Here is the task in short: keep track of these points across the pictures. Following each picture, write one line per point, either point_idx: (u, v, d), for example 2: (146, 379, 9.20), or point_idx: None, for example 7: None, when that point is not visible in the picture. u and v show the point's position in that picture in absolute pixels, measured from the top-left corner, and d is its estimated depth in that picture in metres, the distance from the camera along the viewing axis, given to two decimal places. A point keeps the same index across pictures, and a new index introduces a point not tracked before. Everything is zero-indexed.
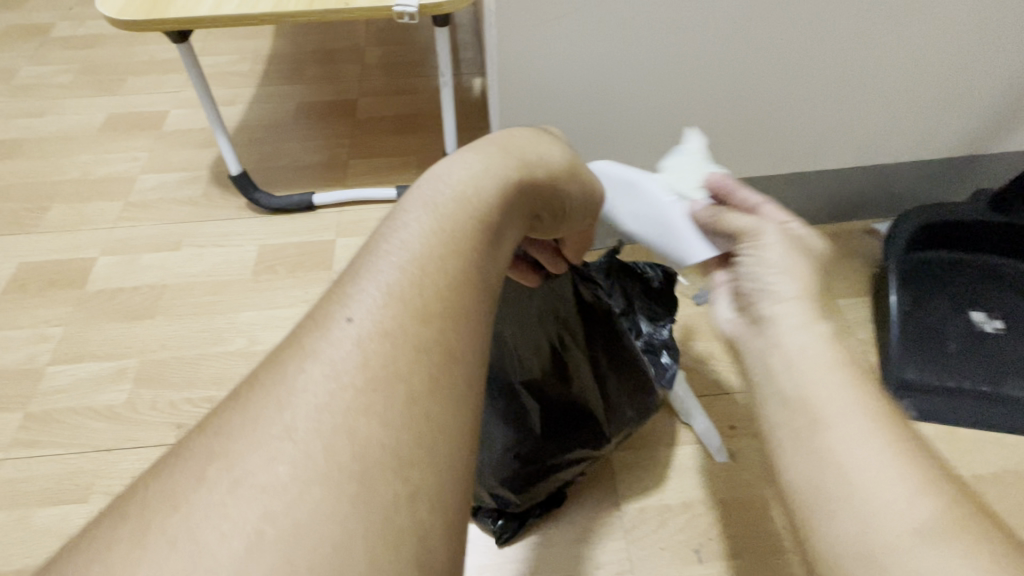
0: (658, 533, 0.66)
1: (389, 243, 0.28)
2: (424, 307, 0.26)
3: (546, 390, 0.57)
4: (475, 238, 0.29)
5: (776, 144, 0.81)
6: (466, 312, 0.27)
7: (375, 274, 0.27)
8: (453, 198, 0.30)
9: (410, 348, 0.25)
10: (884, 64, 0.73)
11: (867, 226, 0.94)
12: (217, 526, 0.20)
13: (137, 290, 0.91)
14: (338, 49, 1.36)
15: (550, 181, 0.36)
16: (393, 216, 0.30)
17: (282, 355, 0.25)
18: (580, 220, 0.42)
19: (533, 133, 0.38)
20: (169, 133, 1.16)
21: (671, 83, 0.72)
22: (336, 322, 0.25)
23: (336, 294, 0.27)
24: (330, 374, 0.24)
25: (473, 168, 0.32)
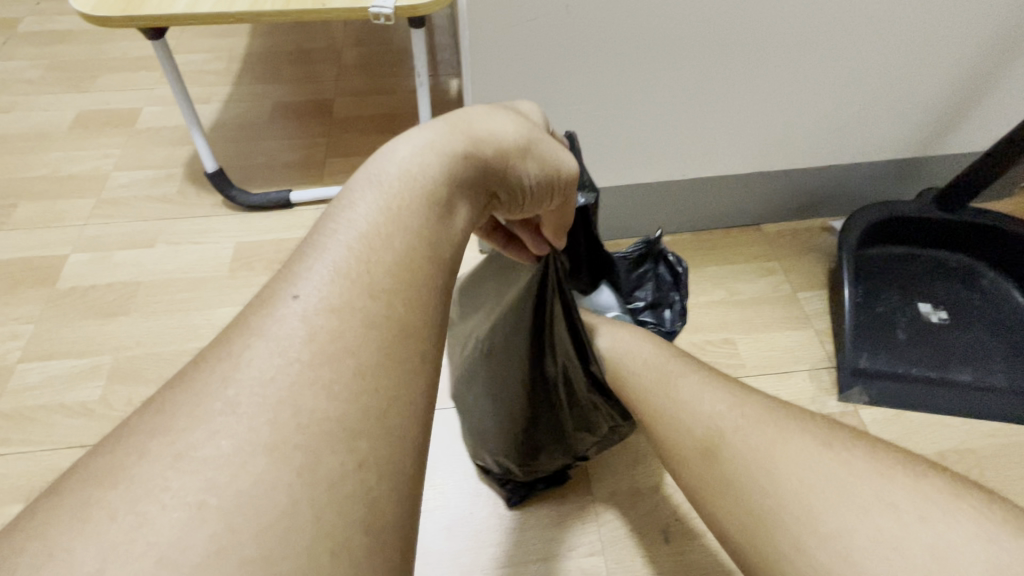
0: (628, 515, 0.69)
1: (337, 221, 0.28)
2: (373, 282, 0.26)
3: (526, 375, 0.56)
4: (423, 216, 0.29)
5: (738, 141, 0.85)
6: (414, 288, 0.27)
7: (323, 251, 0.27)
8: (400, 178, 0.30)
9: (359, 322, 0.24)
10: (836, 68, 0.77)
11: (825, 224, 0.99)
12: (157, 498, 0.19)
13: (110, 287, 0.91)
14: (315, 49, 1.37)
15: (501, 158, 0.36)
16: (343, 193, 0.30)
17: (230, 334, 0.25)
18: (545, 199, 0.41)
19: (488, 109, 0.38)
20: (142, 131, 1.15)
21: (637, 84, 0.76)
22: (282, 299, 0.25)
23: (284, 273, 0.27)
24: (276, 348, 0.23)
25: (419, 147, 0.32)
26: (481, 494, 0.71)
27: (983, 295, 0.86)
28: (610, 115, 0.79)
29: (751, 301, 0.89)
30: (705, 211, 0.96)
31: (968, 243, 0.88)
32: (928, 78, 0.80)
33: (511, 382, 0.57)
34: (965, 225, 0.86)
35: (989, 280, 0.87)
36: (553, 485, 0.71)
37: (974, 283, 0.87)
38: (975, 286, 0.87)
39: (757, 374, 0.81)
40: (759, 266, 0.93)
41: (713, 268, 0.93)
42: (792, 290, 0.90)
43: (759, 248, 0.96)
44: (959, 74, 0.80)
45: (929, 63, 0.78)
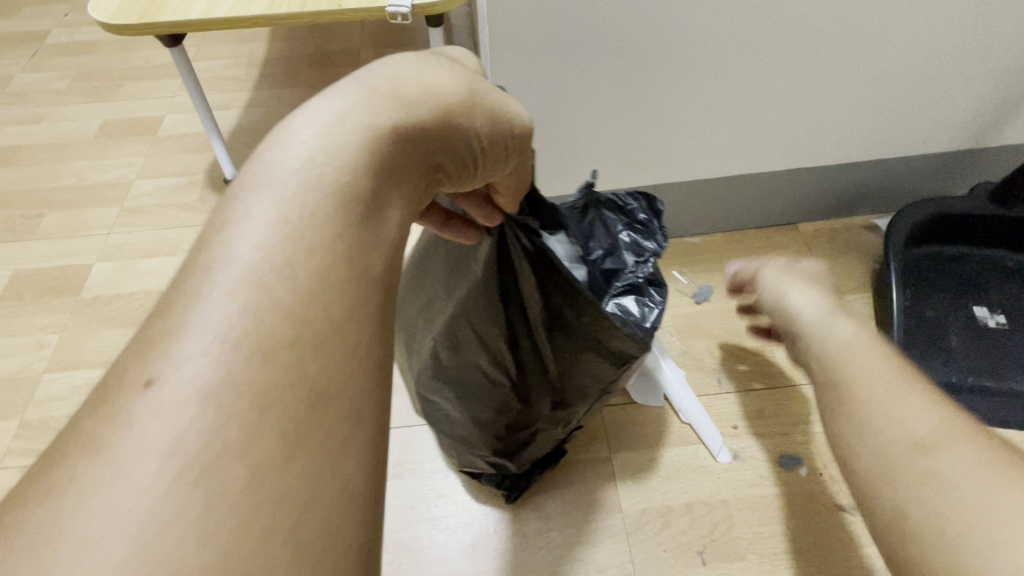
0: (661, 534, 0.65)
1: (215, 245, 0.21)
2: (266, 342, 0.20)
3: (504, 354, 0.55)
4: (339, 223, 0.22)
5: (766, 138, 0.81)
6: (329, 337, 0.21)
7: (195, 300, 0.20)
8: (299, 176, 0.23)
9: (247, 407, 0.18)
10: (871, 58, 0.72)
11: (868, 222, 0.93)
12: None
13: (134, 296, 0.91)
14: (333, 52, 1.36)
15: (443, 124, 0.28)
16: (227, 200, 0.23)
17: (64, 450, 0.18)
18: (498, 159, 0.34)
19: (415, 58, 0.30)
20: (164, 138, 1.16)
21: (661, 74, 0.71)
22: (133, 388, 0.19)
23: (140, 343, 0.20)
24: (121, 478, 0.17)
25: (324, 122, 0.24)
26: (499, 511, 0.68)
27: None
28: (627, 113, 0.75)
29: None
30: (733, 208, 0.90)
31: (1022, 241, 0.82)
32: (976, 68, 0.74)
33: (487, 361, 0.55)
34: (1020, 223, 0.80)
35: None
36: (544, 470, 0.69)
37: None
38: None
39: (797, 384, 0.76)
40: None
41: None
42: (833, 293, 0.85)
43: (792, 250, 0.90)
44: (1013, 62, 0.74)
45: (977, 53, 0.72)
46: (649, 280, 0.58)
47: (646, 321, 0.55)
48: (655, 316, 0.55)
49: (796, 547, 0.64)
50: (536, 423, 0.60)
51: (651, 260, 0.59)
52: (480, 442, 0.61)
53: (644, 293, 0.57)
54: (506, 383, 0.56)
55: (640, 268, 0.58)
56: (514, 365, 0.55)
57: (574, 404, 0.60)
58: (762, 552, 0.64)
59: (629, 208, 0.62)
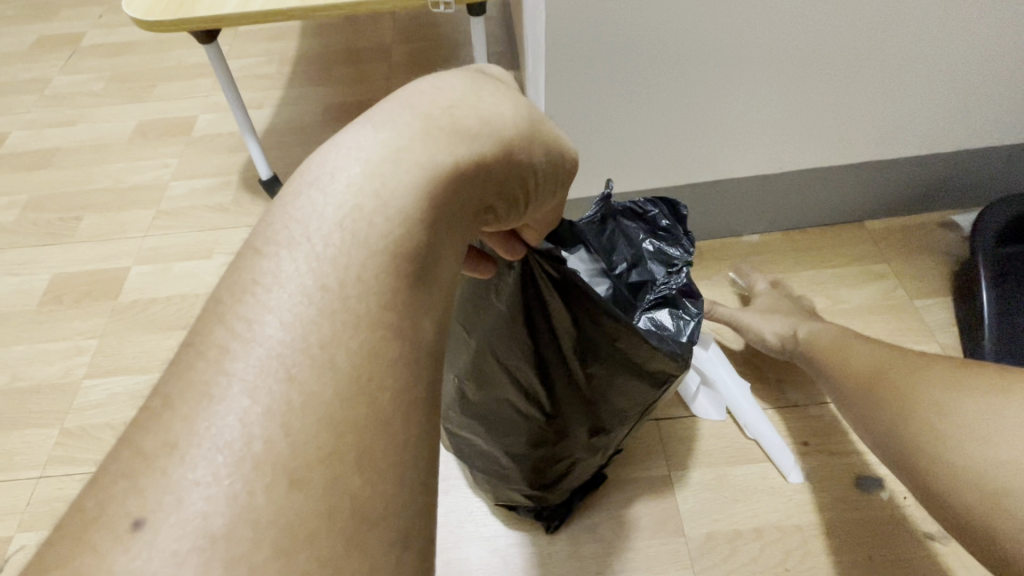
0: (727, 563, 0.60)
1: (230, 330, 0.20)
2: (292, 463, 0.18)
3: (534, 387, 0.51)
4: (388, 289, 0.21)
5: (822, 138, 0.75)
6: (371, 444, 0.19)
7: (197, 409, 0.18)
8: (342, 229, 0.21)
9: (263, 554, 0.17)
10: (939, 49, 0.66)
11: (944, 219, 0.85)
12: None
13: (170, 300, 0.89)
14: (364, 47, 1.33)
15: (500, 160, 0.26)
16: (247, 260, 0.21)
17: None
18: (546, 195, 0.32)
19: (470, 80, 0.28)
20: (197, 139, 1.14)
21: (707, 73, 0.67)
22: (113, 534, 0.17)
23: (126, 465, 0.18)
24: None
25: (374, 159, 0.22)
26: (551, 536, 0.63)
27: None
28: (673, 112, 0.70)
29: (855, 312, 0.77)
30: (789, 210, 0.84)
31: None
32: None
33: (518, 397, 0.52)
34: None
35: None
36: (582, 497, 0.65)
37: None
38: None
39: None
40: (867, 270, 0.81)
41: (813, 271, 0.82)
42: (908, 298, 0.78)
43: (863, 250, 0.83)
44: None
45: None
46: (684, 290, 0.54)
47: (683, 336, 0.51)
48: (694, 334, 0.51)
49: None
50: (572, 455, 0.56)
51: (684, 270, 0.55)
52: (515, 477, 0.57)
53: (679, 306, 0.53)
54: (539, 416, 0.52)
55: (673, 278, 0.54)
56: (547, 397, 0.52)
57: (611, 432, 0.56)
58: None
59: (649, 215, 0.58)
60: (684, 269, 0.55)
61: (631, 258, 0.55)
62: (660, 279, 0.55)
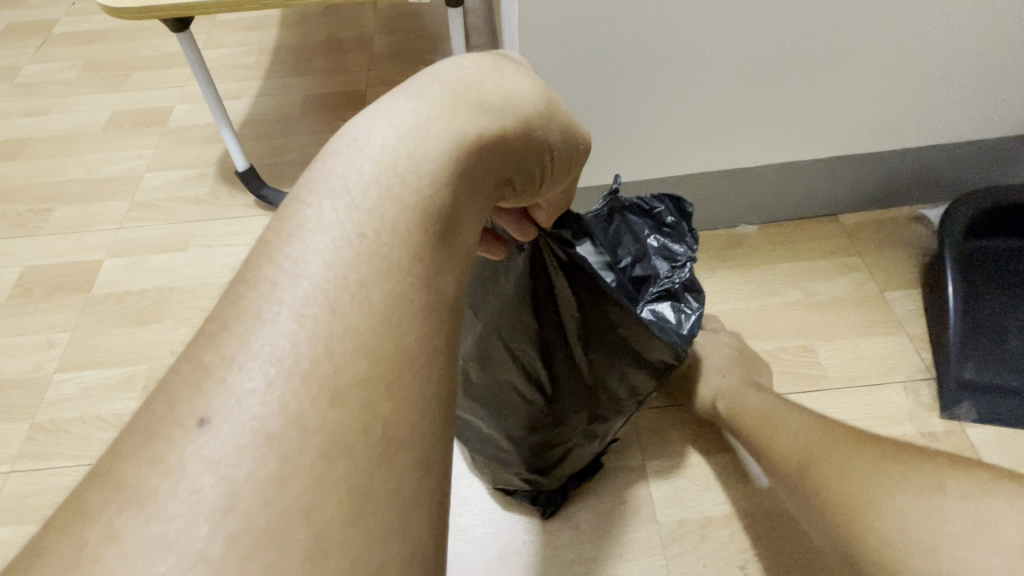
0: (699, 548, 0.61)
1: (278, 264, 0.22)
2: (334, 383, 0.20)
3: (536, 370, 0.52)
4: (417, 237, 0.23)
5: (805, 130, 0.76)
6: (400, 375, 0.21)
7: (254, 327, 0.20)
8: (377, 183, 0.23)
9: (311, 457, 0.19)
10: (918, 41, 0.67)
11: (914, 212, 0.87)
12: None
13: (144, 293, 0.88)
14: (345, 38, 1.31)
15: (519, 134, 0.28)
16: (291, 208, 0.23)
17: (92, 507, 0.18)
18: (563, 175, 0.35)
19: (494, 63, 0.30)
20: (173, 129, 1.13)
21: (692, 64, 0.67)
22: (185, 430, 0.19)
23: (182, 381, 0.20)
24: (165, 543, 0.17)
25: (407, 127, 0.25)
26: (532, 520, 0.64)
27: None
28: (659, 104, 0.71)
29: (828, 303, 0.79)
30: (770, 202, 0.85)
31: None
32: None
33: (520, 378, 0.53)
34: None
35: None
36: (581, 483, 0.66)
37: None
38: None
39: (841, 387, 0.72)
40: (838, 262, 0.83)
41: (786, 265, 0.83)
42: (878, 289, 0.80)
43: (833, 243, 0.85)
44: None
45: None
46: (687, 286, 0.53)
47: (683, 329, 0.51)
48: (693, 325, 0.52)
49: None
50: (570, 440, 0.57)
51: (690, 265, 0.53)
52: (515, 461, 0.58)
53: (680, 300, 0.53)
54: (540, 398, 0.53)
55: (676, 275, 0.52)
56: (548, 380, 0.52)
57: (610, 420, 0.56)
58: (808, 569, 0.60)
59: (657, 212, 0.54)
60: (687, 267, 0.53)
61: (635, 252, 0.54)
62: (663, 276, 0.53)
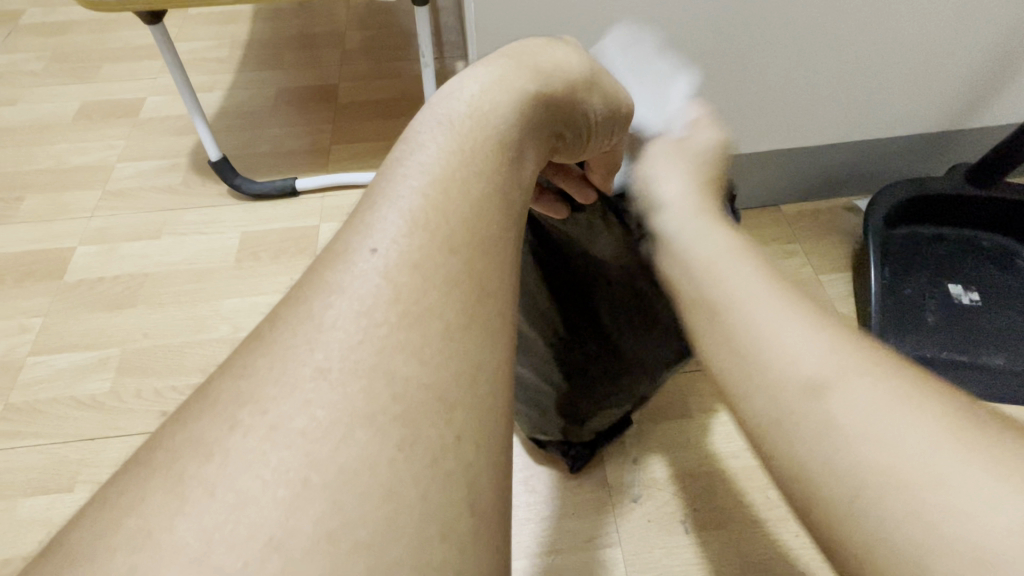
0: (645, 506, 0.67)
1: (401, 164, 0.27)
2: (450, 239, 0.24)
3: (568, 330, 0.56)
4: (498, 156, 0.28)
5: (774, 120, 0.81)
6: (488, 244, 0.25)
7: (393, 196, 0.25)
8: (467, 115, 0.28)
9: (441, 279, 0.23)
10: (873, 42, 0.72)
11: (849, 204, 0.95)
12: (258, 473, 0.18)
13: (116, 279, 0.90)
14: (318, 33, 1.34)
15: (570, 95, 0.34)
16: (406, 137, 0.29)
17: (305, 291, 0.23)
18: (607, 135, 0.39)
19: (546, 42, 0.36)
20: (145, 121, 1.14)
21: (669, 56, 0.72)
22: (358, 253, 0.24)
23: (327, 248, 0.25)
24: (358, 308, 0.22)
25: (488, 82, 0.30)
26: None
27: (1016, 274, 0.82)
28: None
29: None
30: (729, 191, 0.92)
31: (1001, 221, 0.84)
32: (965, 55, 0.75)
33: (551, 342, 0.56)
34: (1000, 203, 0.82)
35: None
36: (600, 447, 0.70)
37: (1007, 264, 0.83)
38: (1009, 267, 0.83)
39: None
40: (780, 249, 0.90)
41: None
42: (813, 273, 0.87)
43: (775, 231, 0.93)
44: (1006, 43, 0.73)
45: (968, 38, 0.73)
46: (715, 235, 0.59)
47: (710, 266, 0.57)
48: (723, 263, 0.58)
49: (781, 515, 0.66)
50: (598, 395, 0.62)
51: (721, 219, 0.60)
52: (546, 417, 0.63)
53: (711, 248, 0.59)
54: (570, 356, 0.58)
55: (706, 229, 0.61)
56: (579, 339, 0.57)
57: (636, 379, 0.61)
58: (749, 519, 0.65)
59: None
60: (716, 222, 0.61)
61: None
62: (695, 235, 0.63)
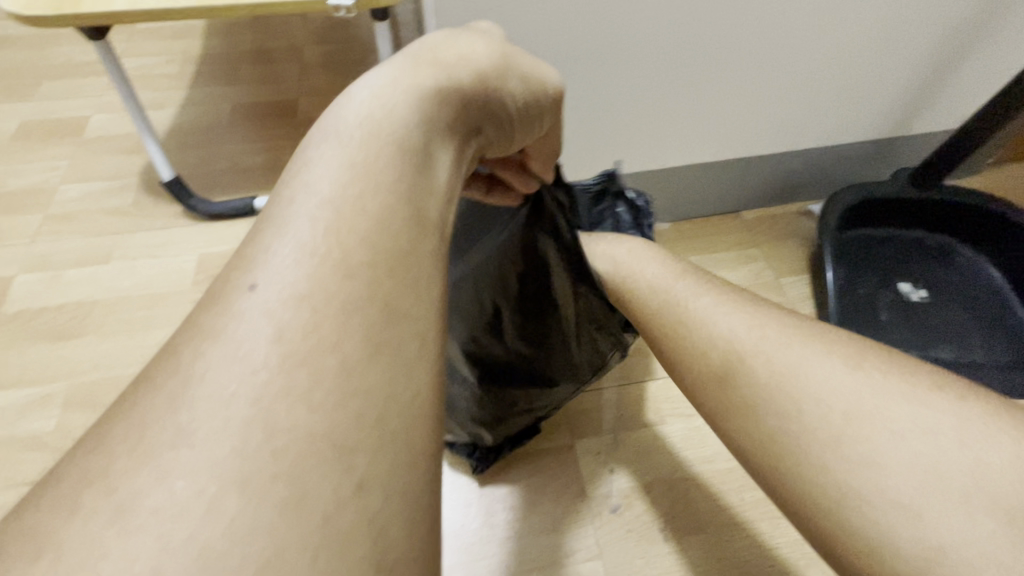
0: (622, 516, 0.67)
1: (292, 189, 0.26)
2: (346, 264, 0.24)
3: (505, 333, 0.57)
4: (399, 165, 0.27)
5: (716, 129, 0.84)
6: (395, 269, 0.24)
7: (287, 223, 0.25)
8: (361, 125, 0.28)
9: (336, 310, 0.23)
10: (804, 57, 0.76)
11: (803, 208, 0.99)
12: (98, 569, 0.17)
13: (61, 309, 0.84)
14: (276, 48, 1.31)
15: (481, 87, 0.33)
16: (297, 156, 0.28)
17: (184, 339, 0.23)
18: (534, 126, 0.40)
19: (449, 34, 0.35)
20: (90, 140, 1.09)
21: (615, 70, 0.73)
22: (239, 294, 0.23)
23: (205, 299, 0.24)
24: (236, 358, 0.21)
25: (381, 86, 0.30)
26: (472, 502, 0.69)
27: (959, 271, 0.87)
28: (588, 103, 0.77)
29: None
30: (688, 199, 0.95)
31: (941, 222, 0.89)
32: (893, 65, 0.79)
33: (486, 337, 0.57)
34: (941, 204, 0.87)
35: (965, 257, 0.88)
36: (519, 445, 0.71)
37: (950, 260, 0.88)
38: (952, 264, 0.88)
39: None
40: (741, 253, 0.93)
41: (694, 258, 0.92)
42: (774, 276, 0.90)
43: (737, 238, 0.95)
44: (929, 53, 0.78)
45: (895, 51, 0.77)
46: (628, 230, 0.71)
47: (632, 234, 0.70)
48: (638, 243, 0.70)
49: (752, 516, 0.67)
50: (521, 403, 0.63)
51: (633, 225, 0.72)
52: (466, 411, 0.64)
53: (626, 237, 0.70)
54: (499, 356, 0.59)
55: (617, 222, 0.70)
56: (515, 341, 0.58)
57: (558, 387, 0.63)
58: (720, 523, 0.66)
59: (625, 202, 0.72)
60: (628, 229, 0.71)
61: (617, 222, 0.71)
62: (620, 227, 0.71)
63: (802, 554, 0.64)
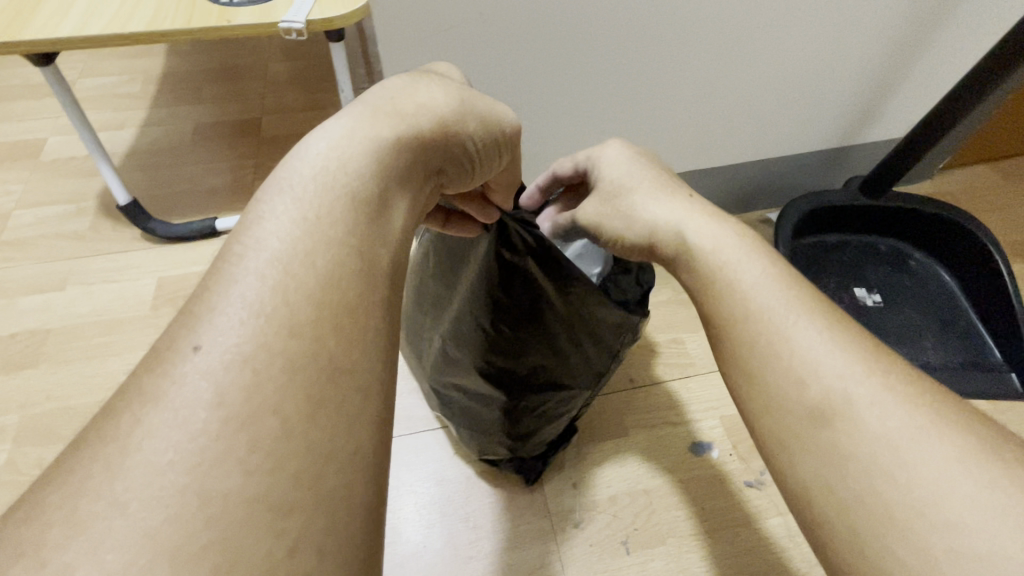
0: (587, 530, 0.67)
1: (243, 244, 0.26)
2: (291, 321, 0.24)
3: (512, 355, 0.53)
4: (352, 219, 0.28)
5: (680, 140, 0.86)
6: (339, 324, 0.25)
7: (233, 282, 0.24)
8: (314, 178, 0.28)
9: (279, 369, 0.23)
10: (763, 71, 0.77)
11: (763, 216, 1.02)
12: None
13: (15, 338, 0.82)
14: (240, 66, 1.30)
15: (438, 133, 0.34)
16: (251, 208, 0.28)
17: (120, 400, 0.22)
18: (492, 164, 0.40)
19: (409, 78, 0.36)
20: (47, 163, 1.06)
21: (578, 87, 0.74)
22: (183, 355, 0.23)
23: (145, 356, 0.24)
24: (174, 422, 0.21)
25: (337, 137, 0.30)
26: (433, 524, 0.68)
27: (911, 275, 0.90)
28: (552, 117, 0.77)
29: None
30: None
31: (894, 228, 0.91)
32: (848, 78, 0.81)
33: (494, 361, 0.54)
34: (891, 210, 0.89)
35: (917, 261, 0.91)
36: (559, 450, 0.71)
37: (903, 265, 0.91)
38: (905, 268, 0.91)
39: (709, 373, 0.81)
40: None
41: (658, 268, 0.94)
42: None
43: None
44: (882, 66, 0.81)
45: (849, 65, 0.79)
46: None
47: None
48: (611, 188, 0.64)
49: (717, 526, 0.68)
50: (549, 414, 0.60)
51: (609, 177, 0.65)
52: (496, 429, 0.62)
53: None
54: (514, 378, 0.55)
55: None
56: (523, 363, 0.54)
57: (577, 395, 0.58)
58: (685, 534, 0.67)
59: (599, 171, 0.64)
60: None
61: None
62: None
63: (763, 561, 0.65)
